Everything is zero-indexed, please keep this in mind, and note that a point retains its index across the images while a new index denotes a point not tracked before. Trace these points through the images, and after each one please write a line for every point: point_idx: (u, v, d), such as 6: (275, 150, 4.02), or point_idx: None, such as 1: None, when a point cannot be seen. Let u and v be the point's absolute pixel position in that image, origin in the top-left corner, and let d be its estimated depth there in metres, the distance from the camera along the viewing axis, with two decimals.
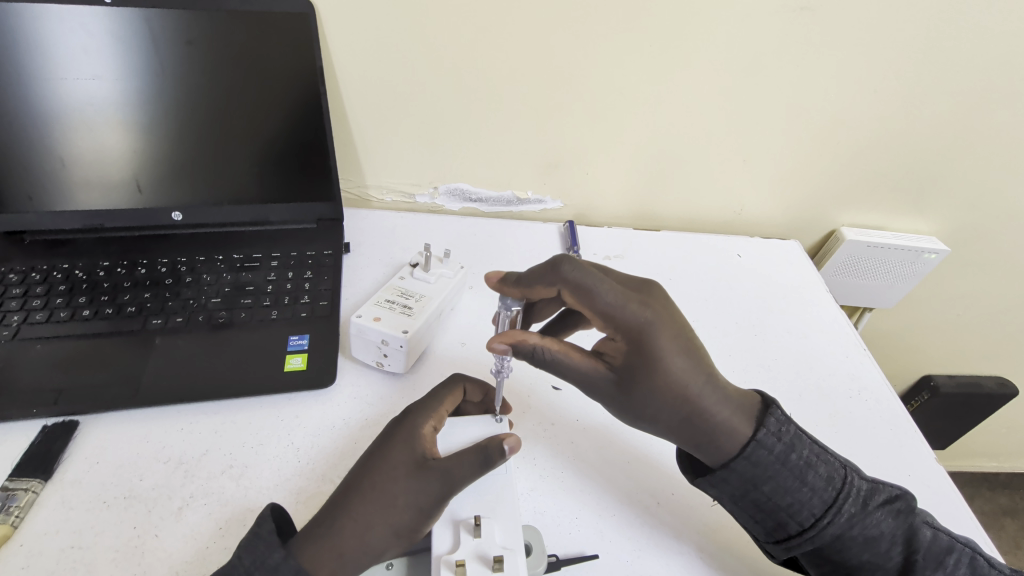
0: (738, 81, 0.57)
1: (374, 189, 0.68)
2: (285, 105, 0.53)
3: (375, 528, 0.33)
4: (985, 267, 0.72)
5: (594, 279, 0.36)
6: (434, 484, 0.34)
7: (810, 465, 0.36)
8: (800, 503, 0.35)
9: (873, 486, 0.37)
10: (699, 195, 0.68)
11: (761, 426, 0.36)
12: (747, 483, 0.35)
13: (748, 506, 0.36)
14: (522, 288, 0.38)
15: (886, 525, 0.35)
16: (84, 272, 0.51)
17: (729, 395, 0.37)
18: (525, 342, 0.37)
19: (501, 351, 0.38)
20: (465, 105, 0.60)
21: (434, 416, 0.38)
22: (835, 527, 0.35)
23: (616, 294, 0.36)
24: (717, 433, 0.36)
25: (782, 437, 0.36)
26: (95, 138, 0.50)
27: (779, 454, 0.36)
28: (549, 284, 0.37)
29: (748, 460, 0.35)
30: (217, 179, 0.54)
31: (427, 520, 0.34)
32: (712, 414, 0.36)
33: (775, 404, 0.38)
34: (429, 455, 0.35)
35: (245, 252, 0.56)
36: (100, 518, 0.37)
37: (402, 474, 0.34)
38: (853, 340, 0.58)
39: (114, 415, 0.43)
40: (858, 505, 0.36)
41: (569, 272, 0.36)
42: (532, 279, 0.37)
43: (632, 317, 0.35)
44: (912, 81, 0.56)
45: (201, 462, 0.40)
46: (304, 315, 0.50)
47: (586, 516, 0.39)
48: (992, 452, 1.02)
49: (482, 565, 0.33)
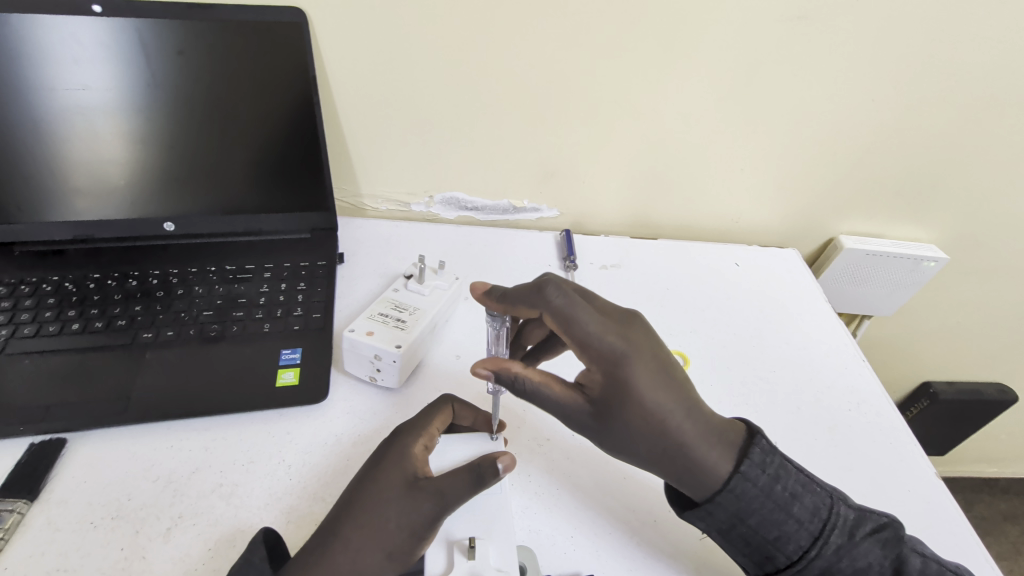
0: (735, 90, 0.57)
1: (369, 198, 0.68)
2: (278, 115, 0.52)
3: (367, 553, 0.33)
4: (985, 275, 0.71)
5: (574, 304, 0.36)
6: (426, 504, 0.33)
7: (795, 496, 0.35)
8: (787, 535, 0.35)
9: (860, 514, 0.36)
10: (697, 203, 0.68)
11: (746, 458, 0.35)
12: (733, 517, 0.35)
13: (735, 540, 0.36)
14: (507, 306, 0.39)
15: (874, 556, 0.35)
16: (73, 285, 0.51)
17: (712, 429, 0.36)
18: (509, 369, 0.37)
19: (486, 375, 0.37)
20: (461, 114, 0.60)
21: (424, 434, 0.37)
22: (823, 560, 0.34)
23: (592, 321, 0.36)
24: (699, 468, 0.35)
25: (766, 467, 0.36)
26: (86, 149, 0.50)
27: (764, 486, 0.35)
28: (531, 305, 0.37)
29: (734, 493, 0.35)
30: (210, 190, 0.54)
31: (420, 543, 0.33)
32: (692, 449, 0.35)
33: (760, 433, 0.37)
34: (421, 473, 0.35)
35: (237, 263, 0.55)
36: (86, 540, 0.36)
37: (392, 494, 0.34)
38: (851, 351, 0.57)
39: (102, 433, 0.42)
40: (844, 536, 0.35)
41: (552, 296, 0.36)
42: (517, 298, 0.38)
43: (607, 346, 0.35)
44: (910, 90, 0.56)
45: (191, 481, 0.40)
46: (297, 328, 0.50)
47: (582, 535, 0.39)
48: (992, 458, 1.02)
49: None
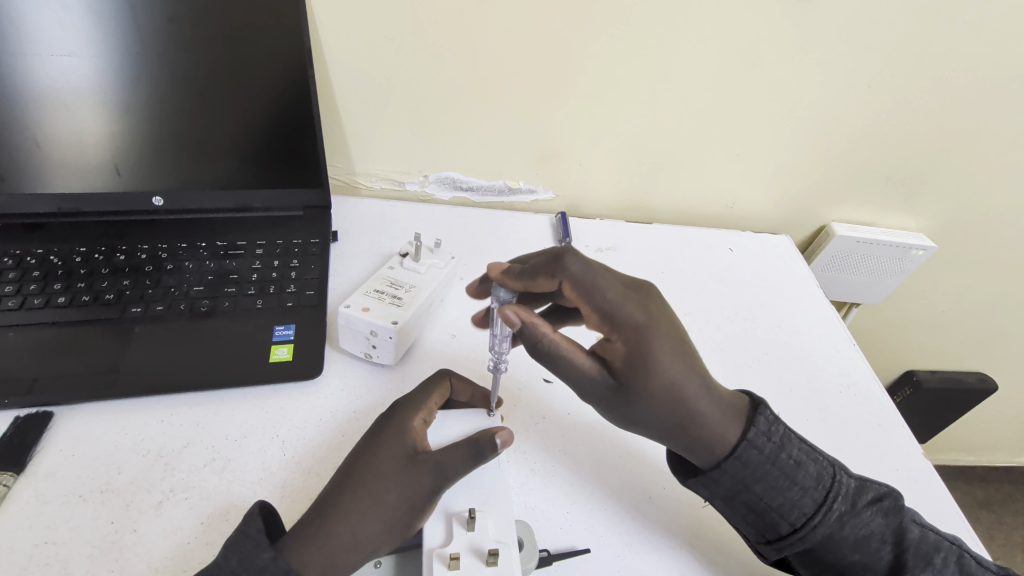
0: (733, 74, 0.57)
1: (363, 176, 0.67)
2: (272, 88, 0.51)
3: (367, 526, 0.32)
4: (971, 265, 0.73)
5: (596, 274, 0.35)
6: (426, 477, 0.33)
7: (800, 464, 0.36)
8: (791, 503, 0.35)
9: (861, 484, 0.37)
10: (692, 187, 0.68)
11: (752, 425, 0.36)
12: (739, 484, 0.35)
13: (739, 507, 0.36)
14: (526, 283, 0.38)
15: (875, 525, 0.35)
16: (59, 258, 0.49)
17: (720, 398, 0.37)
18: (539, 328, 0.36)
19: (512, 322, 0.36)
20: (458, 92, 0.59)
21: (422, 409, 0.37)
22: (826, 527, 0.35)
23: (615, 291, 0.35)
24: (708, 437, 0.36)
25: (772, 436, 0.36)
26: (72, 118, 0.48)
27: (769, 454, 0.36)
28: (550, 275, 0.36)
29: (741, 460, 0.35)
30: (200, 164, 0.53)
31: (419, 515, 0.33)
32: (704, 417, 0.35)
33: (763, 404, 0.38)
34: (420, 447, 0.35)
35: (229, 239, 0.54)
36: (75, 513, 0.35)
37: (390, 467, 0.34)
38: (842, 335, 0.58)
39: (90, 407, 0.41)
40: (847, 504, 0.36)
41: (573, 265, 0.35)
42: (534, 271, 0.37)
43: (628, 315, 0.35)
44: (906, 77, 0.56)
45: (182, 456, 0.39)
46: (290, 305, 0.49)
47: (578, 510, 0.39)
48: (971, 445, 1.04)
49: (476, 558, 0.32)
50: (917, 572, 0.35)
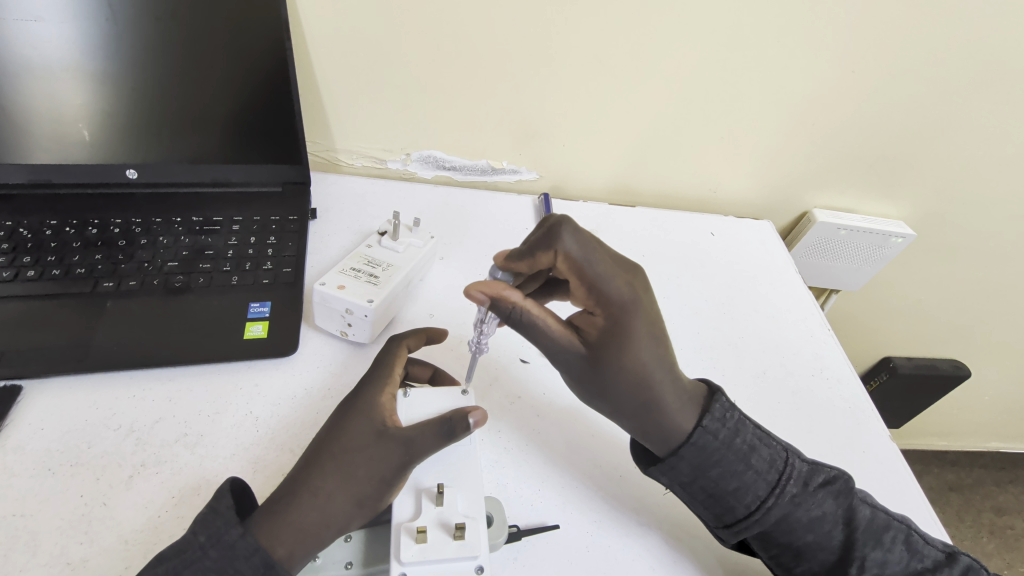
0: (720, 57, 0.56)
1: (344, 153, 0.65)
2: (250, 60, 0.49)
3: (337, 500, 0.32)
4: (948, 253, 0.74)
5: (590, 250, 0.34)
6: (396, 452, 0.33)
7: (753, 448, 0.37)
8: (745, 486, 0.36)
9: (812, 467, 0.38)
10: (677, 171, 0.67)
11: (708, 413, 0.37)
12: (695, 470, 0.36)
13: (697, 492, 0.36)
14: (529, 262, 0.36)
15: (826, 506, 0.36)
16: (29, 231, 0.48)
17: (681, 386, 0.37)
18: (507, 300, 0.35)
19: (479, 301, 0.35)
20: (441, 68, 0.58)
21: (388, 383, 0.37)
22: (779, 508, 0.36)
23: (605, 268, 0.35)
24: (665, 422, 0.36)
25: (727, 422, 0.37)
26: (40, 87, 0.47)
27: (724, 439, 0.36)
28: (547, 249, 0.34)
29: (696, 446, 0.36)
30: (174, 137, 0.51)
31: (389, 490, 0.33)
32: (664, 403, 0.36)
33: (720, 391, 0.38)
34: (387, 420, 0.35)
35: (205, 214, 0.53)
36: (45, 486, 0.35)
37: (358, 440, 0.34)
38: (818, 321, 0.59)
39: (61, 380, 0.41)
40: (800, 486, 0.37)
41: (568, 239, 0.34)
42: (532, 246, 0.35)
43: (616, 291, 0.35)
44: (890, 64, 0.56)
45: (154, 430, 0.39)
46: (266, 282, 0.48)
47: (549, 488, 0.40)
48: (943, 431, 1.06)
49: (443, 532, 0.33)
50: (866, 550, 0.36)
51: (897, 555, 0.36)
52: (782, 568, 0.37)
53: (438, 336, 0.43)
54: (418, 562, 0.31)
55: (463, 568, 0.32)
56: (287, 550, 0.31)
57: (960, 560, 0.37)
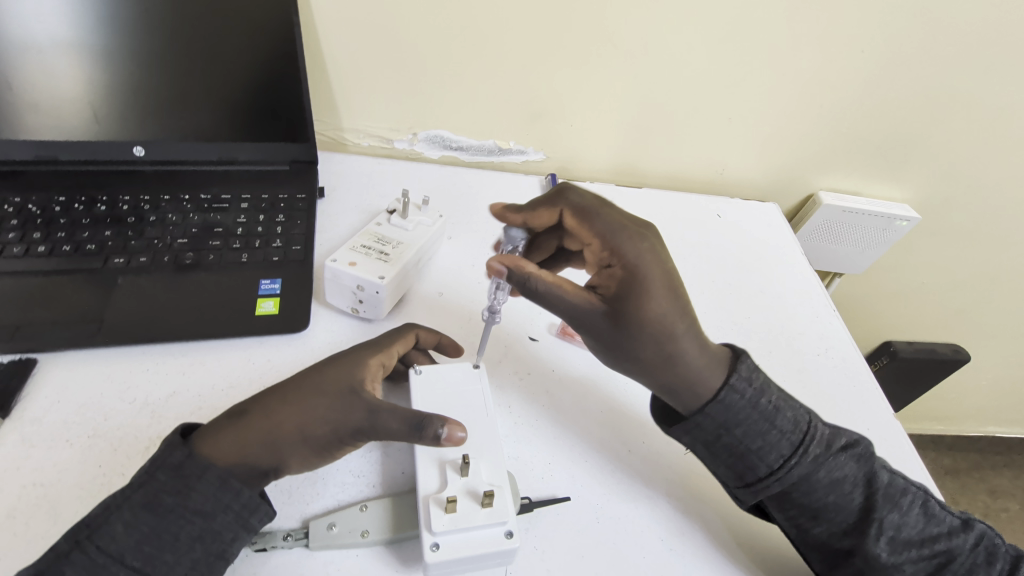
0: (729, 36, 0.56)
1: (350, 132, 0.65)
2: (258, 37, 0.49)
3: (284, 429, 0.32)
4: (952, 237, 0.74)
5: (595, 205, 0.39)
6: (357, 413, 0.32)
7: (779, 409, 0.37)
8: (769, 445, 0.36)
9: (835, 431, 0.38)
10: (685, 152, 0.67)
11: (735, 372, 0.37)
12: (719, 427, 0.36)
13: (720, 450, 0.37)
14: (524, 215, 0.41)
15: (848, 468, 0.37)
16: (38, 207, 0.48)
17: (706, 344, 0.37)
18: (524, 268, 0.36)
19: (497, 271, 0.36)
20: (448, 46, 0.57)
21: (384, 352, 0.37)
22: (802, 468, 0.36)
23: (614, 222, 0.38)
24: (690, 381, 0.36)
25: (752, 382, 0.37)
26: (46, 63, 0.46)
27: (750, 398, 0.37)
28: (553, 207, 0.40)
29: (724, 404, 0.36)
30: (181, 114, 0.51)
31: (338, 444, 0.33)
32: (691, 356, 0.36)
33: (746, 353, 0.39)
34: (367, 384, 0.34)
35: (213, 192, 0.53)
36: (62, 457, 0.36)
37: (332, 388, 0.34)
38: (824, 302, 0.59)
39: (74, 355, 0.41)
40: (822, 448, 0.37)
41: (573, 197, 0.40)
42: (538, 202, 0.41)
43: (628, 245, 0.37)
44: (901, 44, 0.56)
45: (169, 403, 0.39)
46: (276, 259, 0.49)
47: (559, 461, 0.40)
48: (942, 415, 1.07)
49: (472, 501, 0.33)
50: (884, 513, 0.36)
51: (914, 518, 0.37)
52: (799, 530, 0.37)
53: (452, 347, 0.43)
54: (449, 532, 0.32)
55: (492, 535, 0.32)
56: (228, 461, 0.31)
57: (975, 528, 0.38)
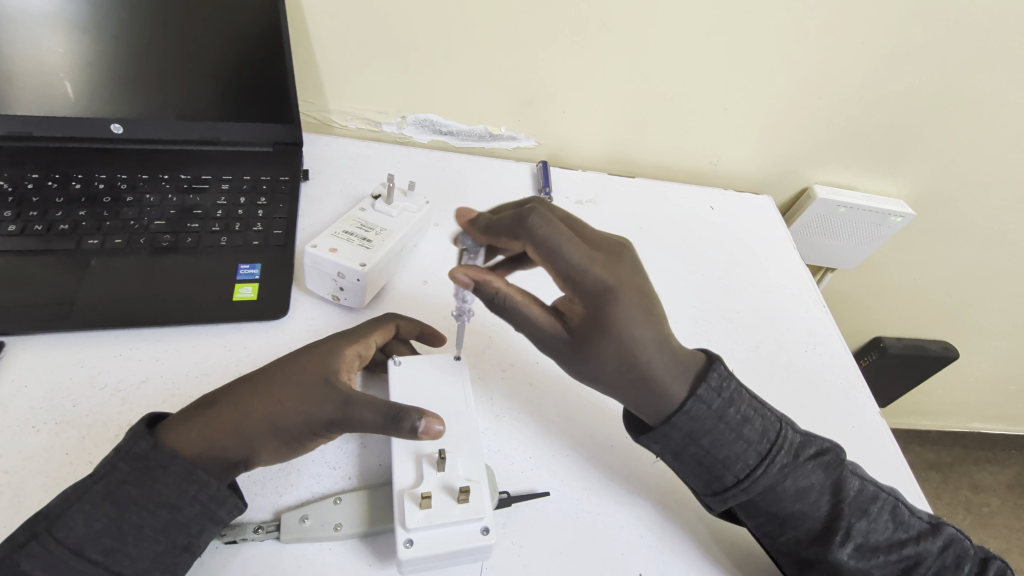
0: (727, 23, 0.54)
1: (338, 114, 0.63)
2: (240, 13, 0.47)
3: (255, 420, 0.31)
4: (946, 234, 0.73)
5: (561, 236, 0.33)
6: (331, 404, 0.32)
7: (746, 419, 0.36)
8: (735, 455, 0.36)
9: (804, 438, 0.38)
10: (680, 142, 0.66)
11: (703, 382, 0.36)
12: (687, 438, 0.35)
13: (687, 460, 0.36)
14: (491, 237, 0.35)
15: (815, 477, 0.36)
16: (9, 184, 0.47)
17: (675, 356, 0.36)
18: (488, 285, 0.35)
19: (462, 284, 0.35)
20: (438, 27, 0.55)
21: (361, 341, 0.36)
22: (768, 478, 0.35)
23: (581, 254, 0.34)
24: (657, 392, 0.35)
25: (722, 391, 0.36)
26: (15, 34, 0.44)
27: (717, 409, 0.36)
28: (513, 234, 0.34)
29: (689, 414, 0.35)
30: (159, 91, 0.49)
31: (311, 436, 0.32)
32: (657, 378, 0.35)
33: (718, 360, 0.38)
34: (343, 374, 0.34)
35: (193, 172, 0.51)
36: (28, 444, 0.35)
37: (306, 378, 0.33)
38: (814, 297, 0.58)
39: (44, 338, 0.40)
40: (790, 456, 0.36)
41: (535, 225, 0.33)
42: (499, 229, 0.34)
43: (595, 280, 0.34)
44: (903, 36, 0.54)
45: (142, 389, 0.38)
46: (256, 244, 0.47)
47: (538, 456, 0.39)
48: (928, 410, 1.08)
49: (447, 496, 0.32)
50: (852, 520, 0.36)
51: (881, 525, 0.36)
52: (766, 536, 0.37)
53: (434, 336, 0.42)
54: (423, 527, 0.31)
55: (468, 530, 0.32)
56: (197, 451, 0.30)
57: (943, 531, 0.38)
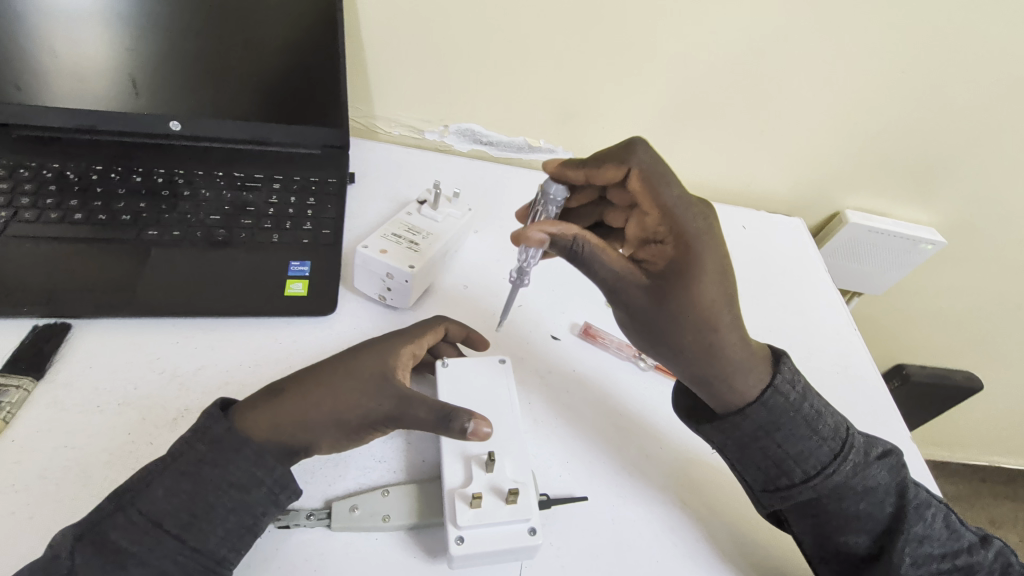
0: (768, 48, 0.56)
1: (383, 121, 0.65)
2: (302, 21, 0.50)
3: (315, 411, 0.32)
4: (976, 264, 0.73)
5: (665, 174, 0.37)
6: (387, 399, 0.33)
7: (820, 414, 0.37)
8: (808, 451, 0.37)
9: (869, 440, 0.39)
10: (714, 161, 0.67)
11: (777, 374, 0.38)
12: (760, 429, 0.37)
13: (756, 453, 0.37)
14: (586, 172, 0.39)
15: (884, 478, 0.37)
16: (76, 174, 0.49)
17: (747, 338, 0.38)
18: (567, 232, 0.36)
19: (538, 240, 0.36)
20: (487, 41, 0.57)
21: (415, 341, 0.37)
22: (840, 475, 0.36)
23: (680, 195, 0.37)
24: (730, 371, 0.37)
25: (795, 385, 0.38)
26: (96, 34, 0.47)
27: (794, 402, 0.37)
28: (620, 165, 0.37)
29: (767, 406, 0.37)
30: (220, 91, 0.51)
31: (366, 429, 0.33)
32: (729, 347, 0.37)
33: (785, 355, 0.39)
34: (398, 371, 0.35)
35: (245, 170, 0.53)
36: (92, 422, 0.36)
37: (363, 373, 0.34)
38: (845, 321, 0.59)
39: (105, 323, 0.42)
40: (861, 456, 0.37)
41: (641, 155, 0.37)
42: (603, 158, 0.38)
43: (689, 219, 0.36)
44: (942, 67, 0.55)
45: (197, 376, 0.40)
46: (305, 242, 0.49)
47: (576, 462, 0.40)
48: (949, 441, 1.07)
49: (496, 498, 0.33)
50: (915, 524, 0.36)
51: (939, 531, 0.37)
52: (825, 538, 0.37)
53: (479, 341, 0.43)
54: (473, 526, 0.32)
55: (515, 530, 0.33)
56: (260, 437, 0.32)
57: (993, 543, 0.38)
